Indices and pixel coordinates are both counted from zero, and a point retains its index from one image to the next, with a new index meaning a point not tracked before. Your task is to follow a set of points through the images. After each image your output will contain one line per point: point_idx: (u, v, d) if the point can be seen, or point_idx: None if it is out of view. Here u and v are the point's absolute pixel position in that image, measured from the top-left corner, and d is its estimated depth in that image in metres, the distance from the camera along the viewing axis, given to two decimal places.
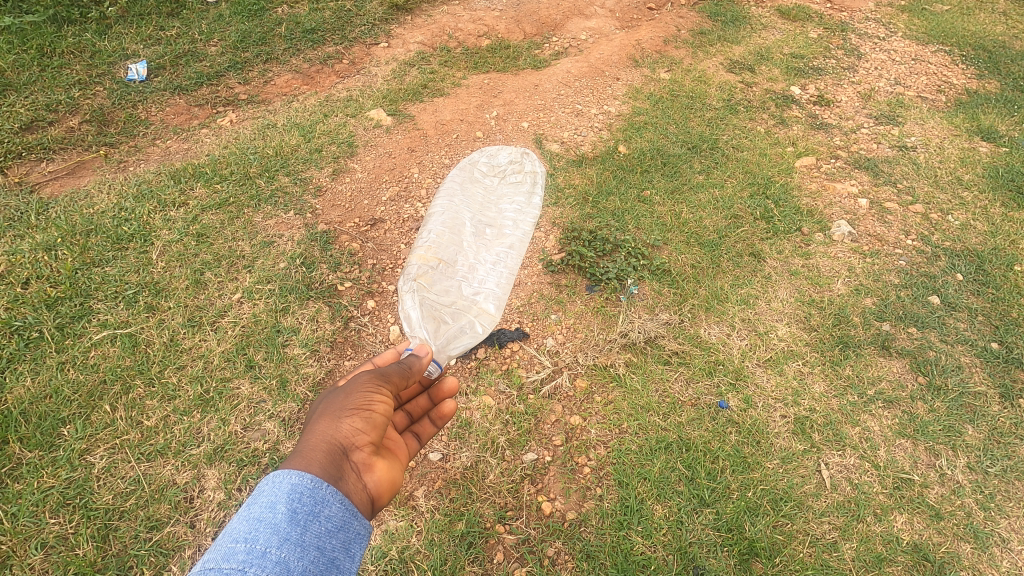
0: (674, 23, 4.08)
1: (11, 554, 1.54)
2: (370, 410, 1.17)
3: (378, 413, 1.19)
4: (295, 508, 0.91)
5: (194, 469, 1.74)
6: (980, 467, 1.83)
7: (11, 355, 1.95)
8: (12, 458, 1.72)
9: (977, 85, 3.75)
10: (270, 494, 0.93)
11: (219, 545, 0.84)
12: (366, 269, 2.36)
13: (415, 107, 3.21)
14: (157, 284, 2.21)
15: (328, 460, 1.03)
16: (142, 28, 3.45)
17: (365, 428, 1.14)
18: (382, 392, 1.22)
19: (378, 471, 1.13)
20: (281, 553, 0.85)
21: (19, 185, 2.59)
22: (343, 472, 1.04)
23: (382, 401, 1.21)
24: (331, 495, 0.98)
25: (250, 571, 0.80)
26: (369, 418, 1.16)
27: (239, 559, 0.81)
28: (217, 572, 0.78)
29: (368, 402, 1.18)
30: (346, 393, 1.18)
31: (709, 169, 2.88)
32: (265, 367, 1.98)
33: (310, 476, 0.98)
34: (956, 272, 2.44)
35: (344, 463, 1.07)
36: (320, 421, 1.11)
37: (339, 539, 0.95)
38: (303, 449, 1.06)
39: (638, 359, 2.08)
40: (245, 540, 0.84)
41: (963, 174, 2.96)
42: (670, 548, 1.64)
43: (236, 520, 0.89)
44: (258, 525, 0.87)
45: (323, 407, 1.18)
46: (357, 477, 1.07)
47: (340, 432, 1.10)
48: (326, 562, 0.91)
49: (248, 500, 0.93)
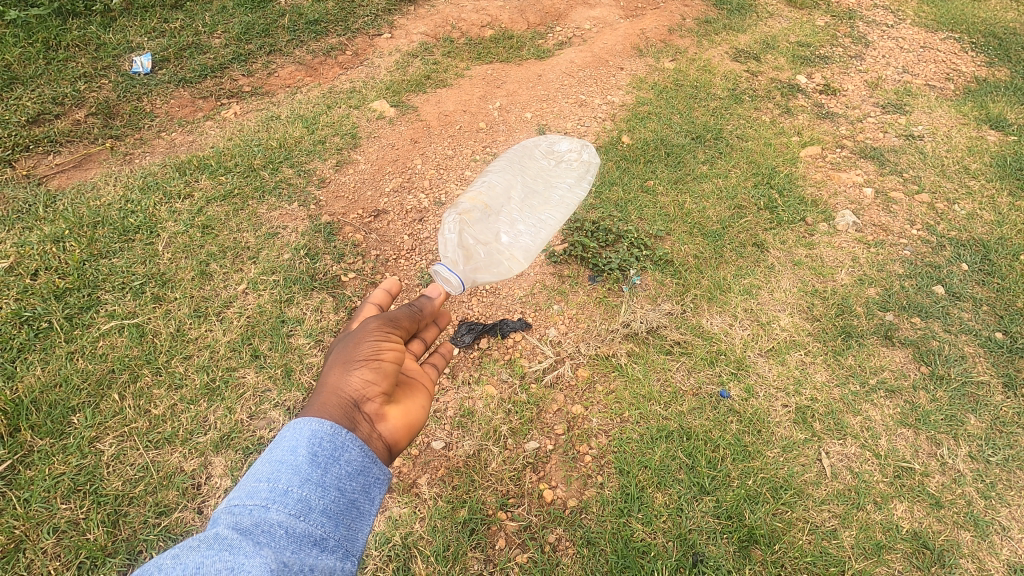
0: (679, 12, 4.05)
1: (25, 539, 1.58)
2: (378, 360, 1.19)
3: (387, 363, 1.21)
4: (315, 451, 0.98)
5: (200, 457, 1.77)
6: (982, 456, 1.83)
7: (20, 345, 1.98)
8: (24, 446, 1.75)
9: (985, 73, 3.70)
10: (291, 438, 0.99)
11: (244, 483, 0.91)
12: (369, 260, 2.37)
13: (418, 98, 3.21)
14: (163, 275, 2.23)
15: (339, 413, 1.06)
16: (147, 20, 3.46)
17: (375, 379, 1.16)
18: (387, 344, 1.24)
19: (392, 419, 1.15)
20: (303, 492, 0.91)
21: (26, 178, 2.61)
22: (356, 423, 1.08)
23: (388, 351, 1.23)
24: (351, 441, 1.03)
25: (274, 507, 0.88)
26: (378, 368, 1.18)
27: (262, 496, 0.88)
28: (242, 508, 0.86)
29: (376, 353, 1.20)
30: (353, 346, 1.21)
31: (713, 159, 2.87)
32: (269, 356, 2.01)
33: (323, 427, 1.02)
34: (961, 262, 2.43)
35: (356, 414, 1.09)
36: (330, 376, 1.14)
37: (359, 483, 1.01)
38: (316, 400, 1.10)
39: (639, 349, 2.09)
40: (268, 480, 0.91)
41: (971, 163, 2.94)
42: (670, 535, 1.65)
43: (261, 461, 0.96)
44: (280, 466, 0.93)
45: (334, 354, 1.21)
46: (369, 427, 1.10)
47: (349, 386, 1.13)
48: (346, 502, 0.97)
49: (271, 443, 0.99)
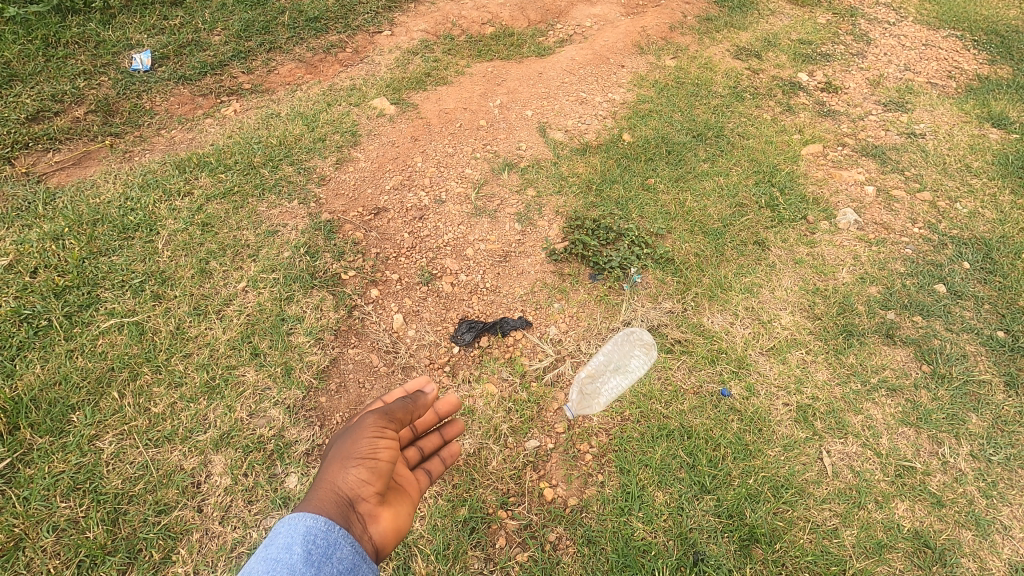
0: (680, 9, 4.04)
1: (24, 537, 1.57)
2: (378, 457, 1.21)
3: (386, 459, 1.22)
4: (310, 550, 1.00)
5: (200, 455, 1.77)
6: (983, 455, 1.83)
7: (20, 343, 1.98)
8: (23, 444, 1.75)
9: (988, 70, 3.69)
10: (286, 535, 1.02)
11: None
12: (369, 258, 2.37)
13: (418, 96, 3.20)
14: (163, 273, 2.22)
15: (333, 512, 1.09)
16: (146, 18, 3.45)
17: (372, 479, 1.18)
18: (388, 437, 1.25)
19: (383, 520, 1.17)
20: None
21: (26, 176, 2.60)
22: (348, 523, 1.10)
23: (388, 445, 1.24)
24: (342, 539, 1.05)
25: None
26: (377, 466, 1.20)
27: None
28: None
29: (376, 449, 1.22)
30: (355, 438, 1.23)
31: (715, 157, 2.86)
32: (269, 355, 2.01)
33: (317, 524, 1.05)
34: (963, 260, 2.42)
35: (350, 513, 1.12)
36: (330, 470, 1.17)
37: None
38: (314, 497, 1.13)
39: (640, 348, 2.08)
40: None
41: (972, 161, 2.93)
42: (670, 534, 1.65)
43: (256, 559, 1.00)
44: (275, 564, 0.97)
45: (337, 445, 1.24)
46: (361, 528, 1.12)
47: (345, 483, 1.15)
48: None
49: (268, 541, 1.03)
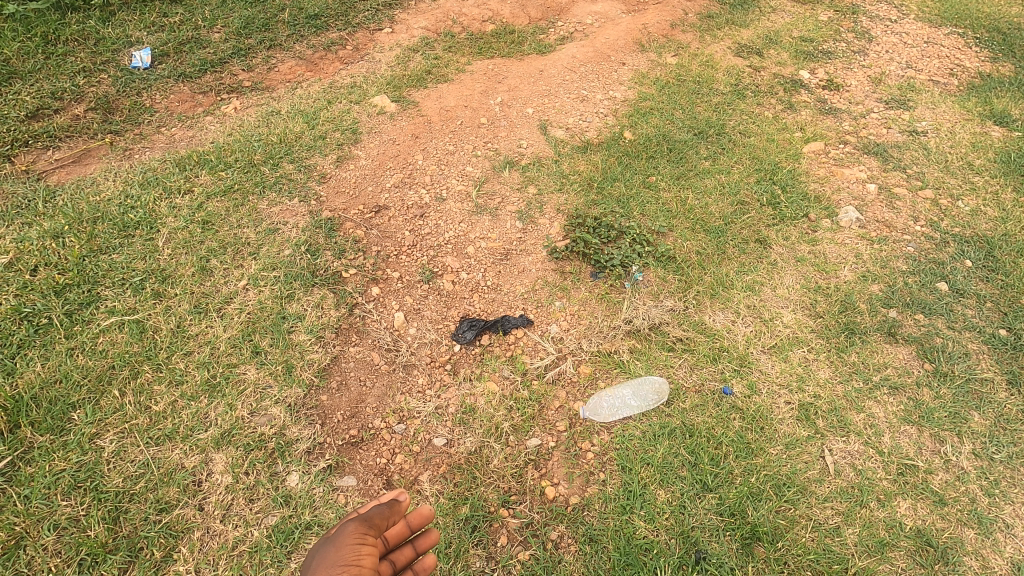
0: (681, 6, 4.02)
1: (25, 536, 1.57)
2: (360, 565, 1.06)
3: (367, 568, 1.07)
4: None
5: (201, 454, 1.76)
6: (986, 453, 1.83)
7: (20, 341, 1.97)
8: (24, 442, 1.75)
9: (990, 68, 3.68)
10: None
11: None
12: (370, 256, 2.36)
13: (418, 93, 3.19)
14: (163, 271, 2.22)
15: None
16: (146, 15, 3.43)
17: None
18: (369, 543, 1.12)
19: None
20: None
21: (26, 173, 2.60)
22: None
23: (369, 554, 1.10)
24: None
25: None
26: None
27: None
28: None
29: (358, 556, 1.08)
30: (335, 547, 1.08)
31: (716, 155, 2.86)
32: (270, 353, 2.00)
33: None
34: (965, 259, 2.41)
35: None
36: None
37: None
38: None
39: (642, 346, 2.08)
40: None
41: (975, 159, 2.92)
42: (672, 532, 1.65)
43: None
44: None
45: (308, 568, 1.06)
46: None
47: None
48: None
49: None
